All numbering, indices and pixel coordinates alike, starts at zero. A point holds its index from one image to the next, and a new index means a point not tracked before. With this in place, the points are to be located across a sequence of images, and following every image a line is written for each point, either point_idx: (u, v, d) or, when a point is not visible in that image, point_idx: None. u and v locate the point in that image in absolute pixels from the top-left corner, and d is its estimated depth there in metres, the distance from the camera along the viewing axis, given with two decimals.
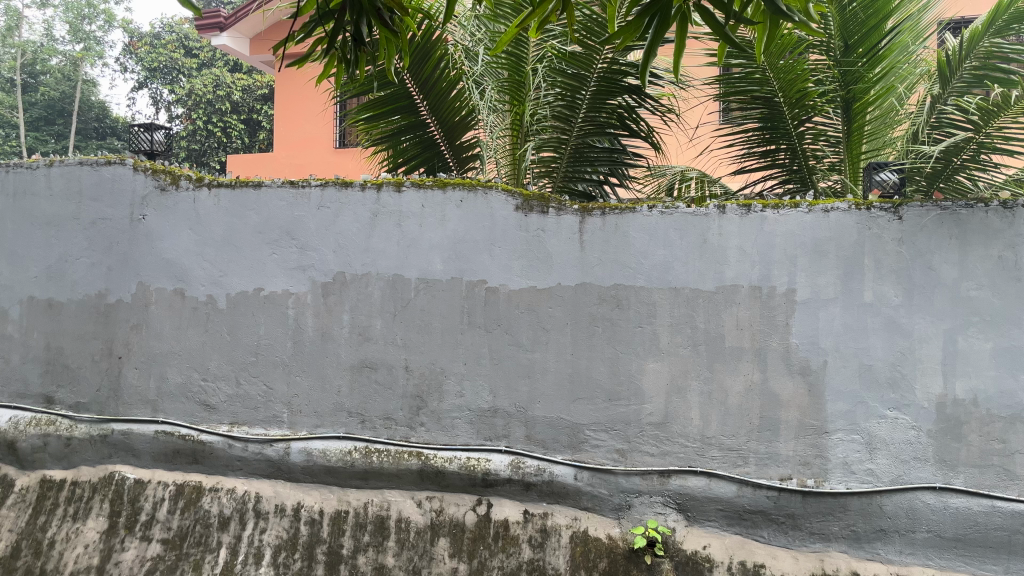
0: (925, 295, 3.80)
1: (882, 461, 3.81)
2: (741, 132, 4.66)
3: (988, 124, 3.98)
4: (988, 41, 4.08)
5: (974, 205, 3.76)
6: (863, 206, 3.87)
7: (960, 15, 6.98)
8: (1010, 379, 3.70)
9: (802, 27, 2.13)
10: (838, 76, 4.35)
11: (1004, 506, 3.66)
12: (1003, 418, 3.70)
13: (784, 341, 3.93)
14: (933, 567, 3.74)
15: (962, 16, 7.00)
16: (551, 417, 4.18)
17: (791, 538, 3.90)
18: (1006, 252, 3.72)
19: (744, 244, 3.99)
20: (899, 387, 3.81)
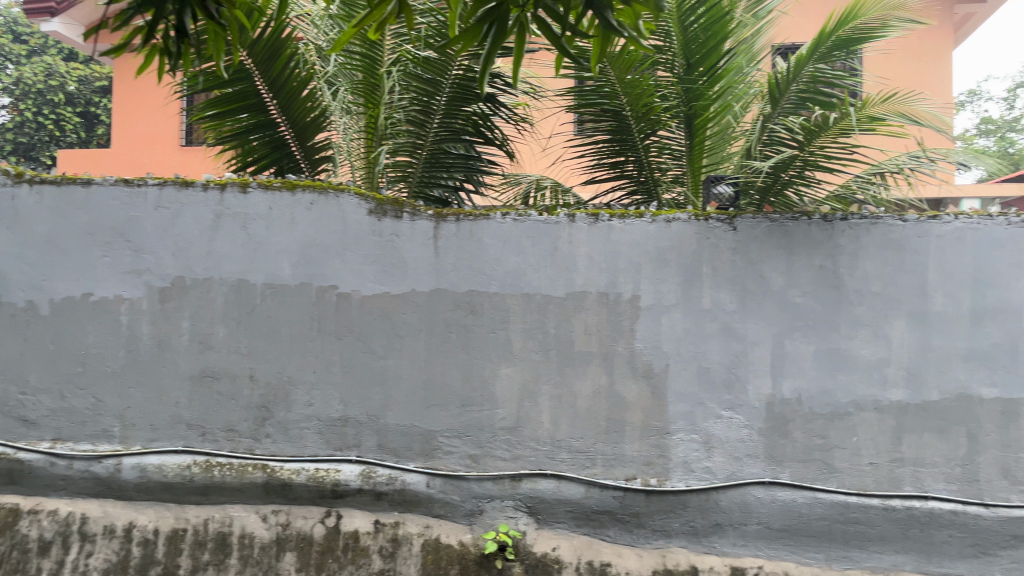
0: (756, 302, 4.04)
1: (718, 459, 4.02)
2: (592, 144, 4.86)
3: (811, 142, 4.22)
4: (813, 66, 4.40)
5: (799, 218, 4.04)
6: (701, 217, 4.07)
7: (788, 39, 7.55)
8: (830, 379, 3.99)
9: (633, 44, 2.22)
10: (680, 93, 4.52)
11: (825, 497, 3.94)
12: (823, 415, 3.98)
13: (629, 345, 4.07)
14: (762, 557, 3.97)
15: (790, 41, 7.58)
16: (404, 424, 4.13)
17: (635, 536, 4.04)
18: (826, 262, 4.02)
19: (592, 252, 4.11)
20: (734, 388, 4.03)
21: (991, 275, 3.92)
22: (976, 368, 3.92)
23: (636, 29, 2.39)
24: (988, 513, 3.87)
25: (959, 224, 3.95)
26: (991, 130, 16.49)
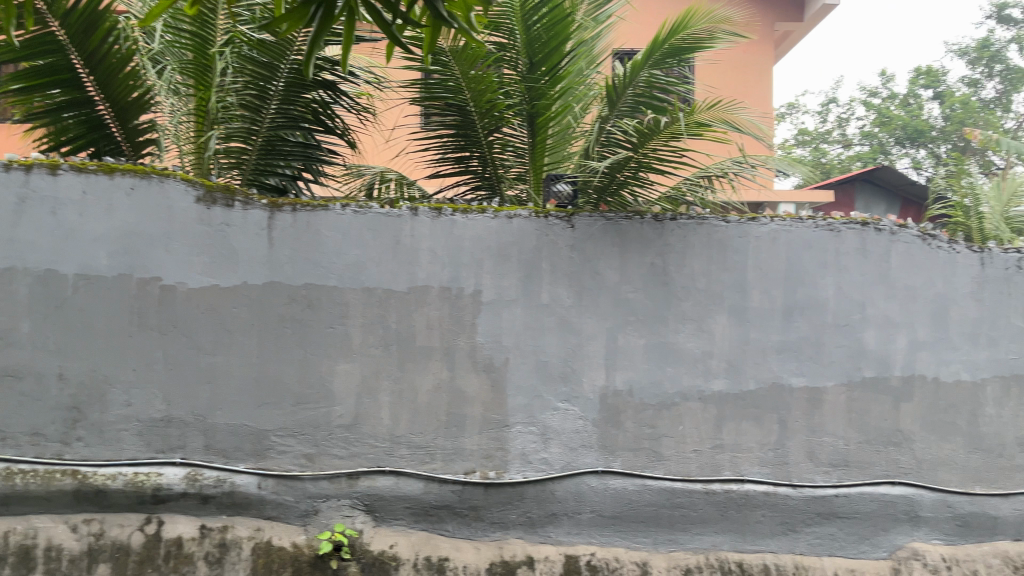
0: (592, 297, 4.17)
1: (554, 450, 4.11)
2: (436, 138, 4.81)
3: (644, 144, 4.38)
4: (648, 71, 4.58)
5: (632, 217, 4.21)
6: (541, 214, 4.15)
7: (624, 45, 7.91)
8: (659, 371, 4.18)
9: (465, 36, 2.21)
10: (523, 90, 4.60)
11: (653, 484, 4.13)
12: (652, 405, 4.17)
13: (470, 339, 4.08)
14: (595, 544, 4.10)
15: (626, 47, 7.94)
16: (234, 424, 3.94)
17: (473, 529, 4.06)
18: (657, 259, 4.20)
19: (434, 246, 4.09)
20: (570, 380, 4.14)
21: (801, 273, 4.25)
22: (787, 360, 4.23)
23: (469, 22, 2.37)
24: (795, 493, 4.18)
25: (774, 226, 4.25)
26: (807, 140, 17.91)
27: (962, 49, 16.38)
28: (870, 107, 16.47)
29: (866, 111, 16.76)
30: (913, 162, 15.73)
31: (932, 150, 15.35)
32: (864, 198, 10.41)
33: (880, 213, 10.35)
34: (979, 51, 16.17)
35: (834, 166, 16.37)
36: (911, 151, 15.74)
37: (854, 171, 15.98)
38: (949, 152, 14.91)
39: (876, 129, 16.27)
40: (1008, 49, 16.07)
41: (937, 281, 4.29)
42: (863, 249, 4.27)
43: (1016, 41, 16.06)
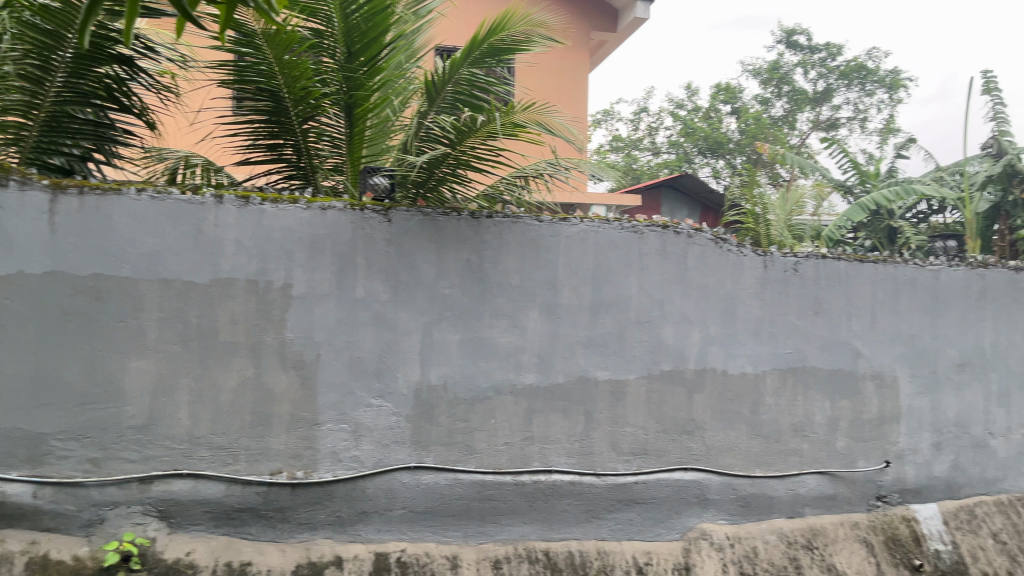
0: (408, 292, 4.13)
1: (366, 447, 4.05)
2: (246, 123, 4.56)
3: (462, 142, 4.40)
4: (467, 70, 4.61)
5: (449, 213, 4.20)
6: (356, 207, 4.05)
7: (444, 42, 7.99)
8: (473, 366, 4.24)
9: None
10: (340, 80, 4.49)
11: (464, 478, 4.18)
12: (465, 400, 4.21)
13: (278, 335, 3.92)
14: (406, 540, 4.08)
15: (446, 44, 8.02)
16: (5, 428, 3.56)
17: (278, 531, 3.91)
18: (473, 256, 4.24)
19: (241, 237, 3.89)
20: (383, 376, 4.09)
21: (607, 272, 4.46)
22: (594, 354, 4.42)
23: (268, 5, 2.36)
24: (599, 482, 4.38)
25: (583, 227, 4.43)
26: (620, 146, 18.79)
27: (755, 70, 17.89)
28: (677, 119, 17.60)
29: (673, 122, 17.89)
30: (713, 171, 17.02)
31: (729, 161, 16.70)
32: (669, 203, 11.14)
33: (682, 217, 11.12)
34: (770, 73, 17.71)
35: (645, 172, 17.36)
36: (711, 161, 17.01)
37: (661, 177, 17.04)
38: (744, 163, 16.31)
39: (681, 139, 17.42)
40: (794, 73, 17.75)
41: (727, 281, 4.65)
42: (663, 250, 4.55)
43: (801, 66, 17.77)
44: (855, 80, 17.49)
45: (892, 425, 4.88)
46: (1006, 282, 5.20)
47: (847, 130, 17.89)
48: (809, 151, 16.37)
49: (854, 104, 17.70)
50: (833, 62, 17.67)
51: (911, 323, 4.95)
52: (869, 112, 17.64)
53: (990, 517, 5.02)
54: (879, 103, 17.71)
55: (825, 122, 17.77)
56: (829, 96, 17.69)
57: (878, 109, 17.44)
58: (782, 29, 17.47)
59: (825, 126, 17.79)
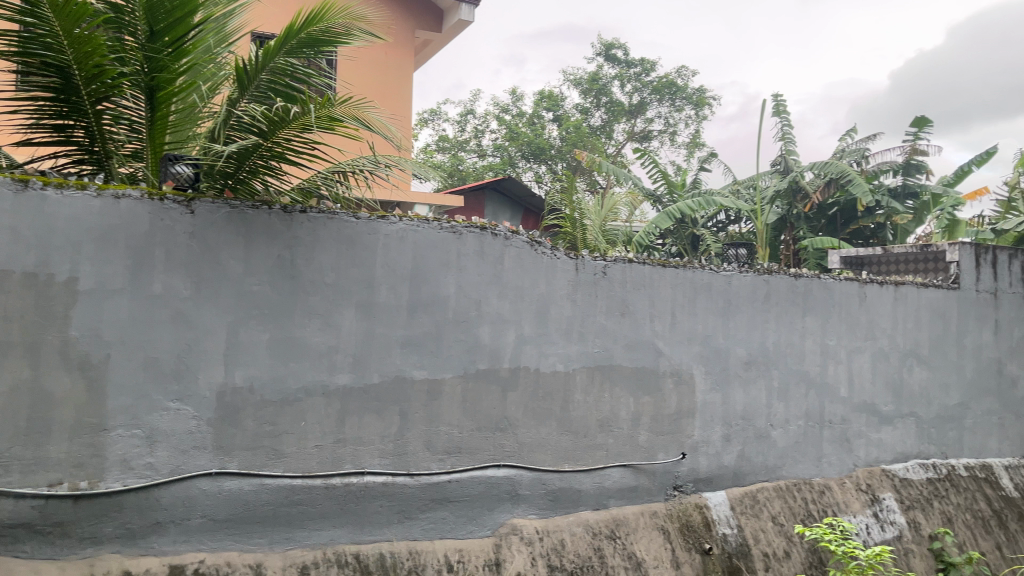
0: (212, 289, 3.90)
1: (161, 454, 3.78)
2: (28, 100, 4.05)
3: (275, 133, 4.13)
4: (282, 58, 4.39)
5: (259, 206, 4.01)
6: (155, 197, 3.77)
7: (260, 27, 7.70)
8: (282, 367, 4.07)
9: None
10: (141, 59, 4.13)
11: (271, 483, 4.01)
12: (273, 402, 4.05)
13: (61, 334, 3.56)
14: (205, 550, 3.85)
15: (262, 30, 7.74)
16: None
17: (57, 548, 3.55)
18: (284, 252, 4.07)
19: (18, 223, 3.47)
20: (183, 379, 3.84)
21: (425, 271, 4.44)
22: (410, 354, 4.40)
23: None
24: (412, 482, 4.35)
25: (402, 225, 4.38)
26: (446, 147, 18.73)
27: (576, 80, 18.60)
28: (502, 123, 17.95)
29: (498, 125, 18.22)
30: (535, 176, 17.53)
31: (551, 166, 17.27)
32: (491, 207, 11.30)
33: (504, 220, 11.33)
34: (590, 83, 18.48)
35: (470, 173, 17.57)
36: (534, 166, 17.49)
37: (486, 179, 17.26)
38: (564, 169, 16.94)
39: (505, 143, 17.58)
40: (612, 85, 18.63)
41: (540, 283, 4.78)
42: (481, 251, 4.61)
43: (618, 79, 18.69)
44: (666, 95, 18.65)
45: (688, 419, 5.23)
46: (787, 287, 5.67)
47: (659, 142, 19.04)
48: (624, 160, 17.27)
49: (665, 117, 18.87)
50: (647, 78, 18.74)
51: (705, 323, 5.32)
52: (678, 127, 18.87)
53: (770, 501, 5.42)
54: (687, 119, 18.99)
55: (639, 133, 18.81)
56: (642, 110, 18.75)
57: (685, 124, 18.70)
58: (601, 43, 18.30)
59: (639, 138, 18.83)
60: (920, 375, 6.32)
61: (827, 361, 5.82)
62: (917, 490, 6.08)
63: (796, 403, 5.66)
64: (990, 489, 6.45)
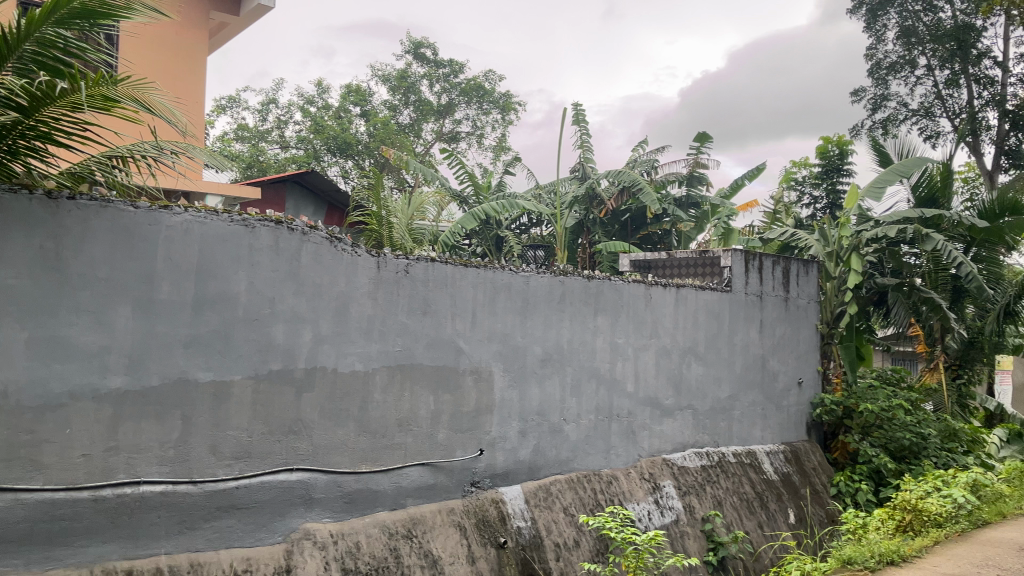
0: None
1: None
2: None
3: (37, 110, 3.66)
4: (49, 31, 3.76)
5: (18, 190, 3.43)
6: None
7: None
8: (43, 368, 3.51)
9: None
10: None
11: (27, 498, 3.44)
12: (32, 409, 3.48)
13: None
14: None
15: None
16: None
17: None
18: (47, 242, 3.54)
19: None
20: None
21: (213, 266, 4.07)
22: (195, 354, 4.00)
23: None
24: (194, 490, 3.95)
25: (187, 217, 3.99)
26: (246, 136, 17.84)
27: (385, 76, 18.42)
28: (307, 114, 17.37)
29: (302, 116, 17.62)
30: (341, 171, 17.15)
31: (357, 162, 16.98)
32: (291, 202, 10.92)
33: (305, 214, 11.04)
34: (399, 81, 18.39)
35: (271, 165, 16.82)
36: (340, 161, 17.13)
37: (289, 172, 16.60)
38: (371, 165, 16.72)
39: (310, 135, 17.06)
40: (420, 84, 18.66)
41: (339, 281, 4.57)
42: (275, 246, 4.31)
43: (426, 78, 18.76)
44: (473, 98, 18.99)
45: (486, 416, 5.24)
46: (581, 288, 5.93)
47: (466, 143, 19.33)
48: (431, 160, 17.35)
49: (473, 120, 19.19)
50: (455, 79, 18.98)
51: (505, 322, 5.41)
52: (485, 129, 19.26)
53: (562, 493, 5.58)
54: (494, 122, 19.45)
55: (447, 134, 18.97)
56: (451, 110, 18.95)
57: (492, 127, 19.13)
58: (410, 41, 18.28)
59: (447, 138, 18.99)
60: (696, 370, 6.87)
61: (615, 358, 6.16)
62: (693, 476, 6.57)
63: (588, 399, 5.93)
64: (754, 473, 7.13)
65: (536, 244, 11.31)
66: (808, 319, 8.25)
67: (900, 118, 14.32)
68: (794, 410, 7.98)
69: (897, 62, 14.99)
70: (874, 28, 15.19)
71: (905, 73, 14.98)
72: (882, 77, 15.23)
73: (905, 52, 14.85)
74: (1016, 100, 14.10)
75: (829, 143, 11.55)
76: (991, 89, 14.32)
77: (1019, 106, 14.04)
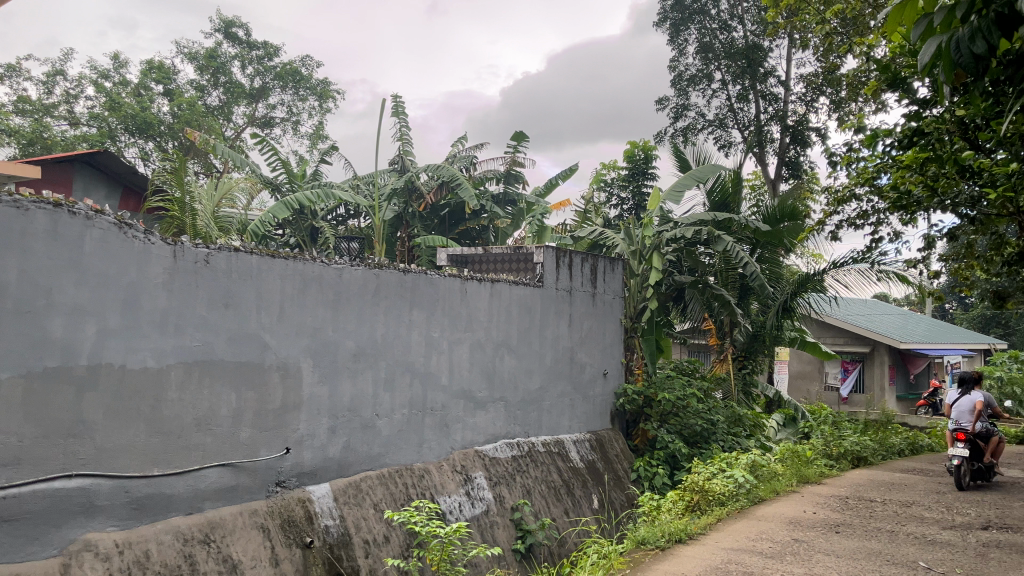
0: None
1: None
2: None
3: None
4: None
5: None
6: None
7: None
8: None
9: None
10: None
11: None
12: None
13: None
14: None
15: None
16: None
17: None
18: None
19: None
20: None
21: None
22: None
23: None
24: None
25: None
26: (28, 109, 16.06)
27: (191, 54, 17.31)
28: (101, 90, 15.97)
29: (95, 91, 16.17)
30: (140, 152, 15.93)
31: (159, 144, 15.85)
32: (80, 183, 10.01)
33: (95, 197, 10.19)
34: (207, 60, 17.37)
35: (57, 143, 15.29)
36: (139, 142, 15.91)
37: (79, 151, 15.15)
38: (174, 148, 15.67)
39: (104, 112, 15.66)
40: (230, 64, 17.76)
41: (129, 270, 4.17)
42: (53, 231, 3.83)
43: (238, 59, 17.88)
44: (289, 83, 18.36)
45: (293, 413, 5.04)
46: (395, 282, 5.88)
47: (280, 129, 18.64)
48: (242, 146, 16.55)
49: (288, 106, 18.56)
50: (269, 62, 18.25)
51: (315, 316, 5.23)
52: (301, 116, 18.68)
53: (372, 489, 5.50)
54: (310, 109, 18.91)
55: (259, 119, 18.18)
56: (264, 94, 18.19)
57: (308, 114, 18.58)
58: (220, 18, 17.33)
59: (260, 123, 18.21)
60: (508, 363, 7.03)
61: (429, 352, 6.16)
62: (503, 467, 6.72)
63: (401, 393, 5.89)
64: (561, 461, 7.41)
65: (351, 235, 11.15)
66: (613, 314, 8.69)
67: (698, 127, 15.42)
68: (600, 400, 8.38)
69: (696, 75, 16.11)
70: (676, 41, 16.20)
71: (703, 85, 16.15)
72: (683, 88, 16.32)
73: (703, 65, 16.00)
74: (795, 116, 15.65)
75: (635, 147, 12.22)
76: (775, 105, 15.80)
77: (797, 122, 15.57)
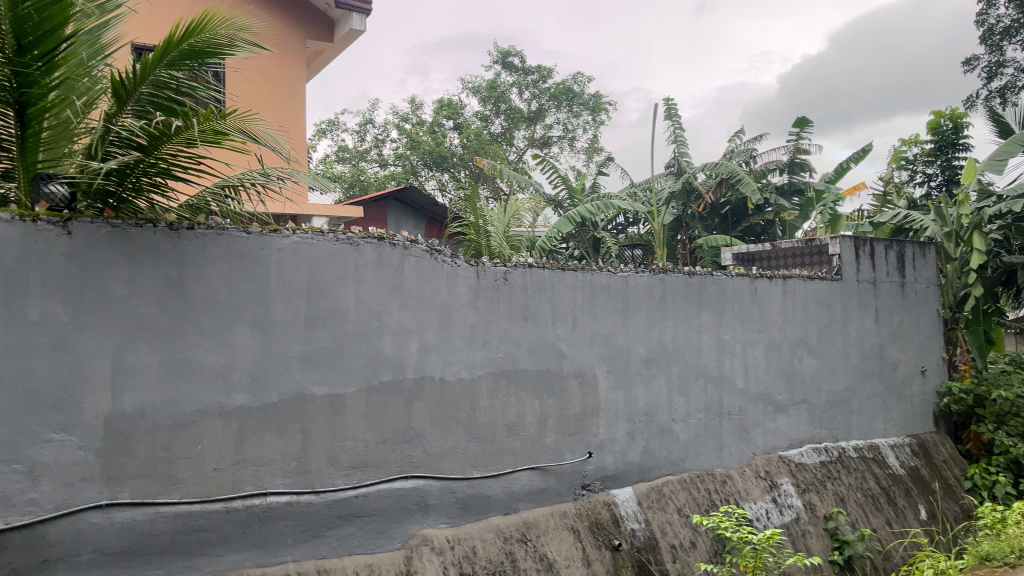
0: (94, 312, 3.35)
1: (46, 488, 3.22)
2: None
3: (156, 149, 3.49)
4: (163, 72, 3.55)
5: (143, 225, 3.49)
6: (27, 218, 3.20)
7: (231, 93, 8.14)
8: (174, 389, 3.57)
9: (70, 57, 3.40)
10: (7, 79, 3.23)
11: (167, 510, 3.50)
12: (166, 427, 3.54)
13: None
14: None
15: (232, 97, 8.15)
16: None
17: None
18: (172, 271, 3.57)
19: None
20: (66, 408, 3.28)
21: (320, 284, 4.06)
22: (310, 370, 4.00)
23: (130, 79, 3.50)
24: (317, 499, 3.95)
25: (296, 239, 3.98)
26: (347, 157, 18.49)
27: (475, 88, 18.77)
28: (402, 131, 17.78)
29: (397, 134, 18.13)
30: (438, 184, 17.54)
31: (454, 174, 17.37)
32: (392, 217, 11.31)
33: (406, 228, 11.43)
34: (489, 91, 18.69)
35: (372, 182, 17.19)
36: (436, 174, 17.53)
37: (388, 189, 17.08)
38: (466, 177, 17.10)
39: (407, 152, 17.54)
40: (510, 92, 18.94)
41: (441, 292, 4.56)
42: (379, 261, 4.30)
43: (516, 86, 19.00)
44: (563, 102, 19.12)
45: (593, 418, 5.21)
46: (681, 285, 5.84)
47: (558, 147, 19.48)
48: (525, 167, 17.55)
49: (563, 123, 19.36)
50: (544, 84, 19.17)
51: (606, 324, 5.37)
52: (576, 132, 19.39)
53: (676, 493, 5.51)
54: (585, 124, 19.55)
55: (539, 139, 19.21)
56: (541, 116, 19.15)
57: (583, 129, 19.23)
58: (498, 50, 18.56)
59: (539, 144, 19.21)
60: (808, 363, 6.64)
61: (722, 355, 6.03)
62: (812, 473, 6.36)
63: (696, 397, 5.83)
64: (877, 468, 6.84)
65: (633, 244, 11.44)
66: (927, 304, 7.84)
67: (1019, 84, 13.45)
68: (919, 401, 7.60)
69: (1012, 25, 14.10)
70: None
71: None
72: (997, 42, 14.35)
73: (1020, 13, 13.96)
74: None
75: (941, 117, 10.99)
76: None
77: None
